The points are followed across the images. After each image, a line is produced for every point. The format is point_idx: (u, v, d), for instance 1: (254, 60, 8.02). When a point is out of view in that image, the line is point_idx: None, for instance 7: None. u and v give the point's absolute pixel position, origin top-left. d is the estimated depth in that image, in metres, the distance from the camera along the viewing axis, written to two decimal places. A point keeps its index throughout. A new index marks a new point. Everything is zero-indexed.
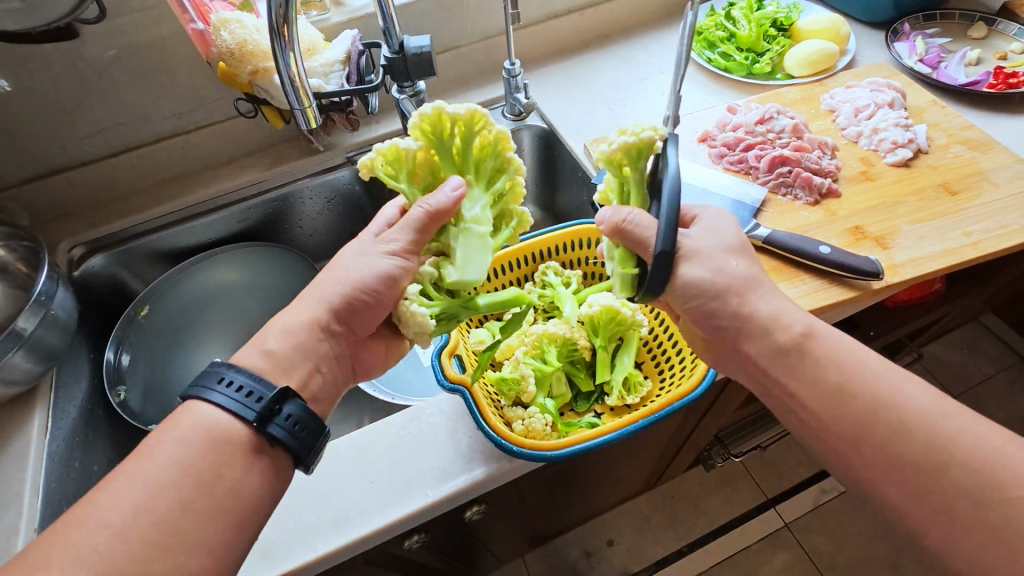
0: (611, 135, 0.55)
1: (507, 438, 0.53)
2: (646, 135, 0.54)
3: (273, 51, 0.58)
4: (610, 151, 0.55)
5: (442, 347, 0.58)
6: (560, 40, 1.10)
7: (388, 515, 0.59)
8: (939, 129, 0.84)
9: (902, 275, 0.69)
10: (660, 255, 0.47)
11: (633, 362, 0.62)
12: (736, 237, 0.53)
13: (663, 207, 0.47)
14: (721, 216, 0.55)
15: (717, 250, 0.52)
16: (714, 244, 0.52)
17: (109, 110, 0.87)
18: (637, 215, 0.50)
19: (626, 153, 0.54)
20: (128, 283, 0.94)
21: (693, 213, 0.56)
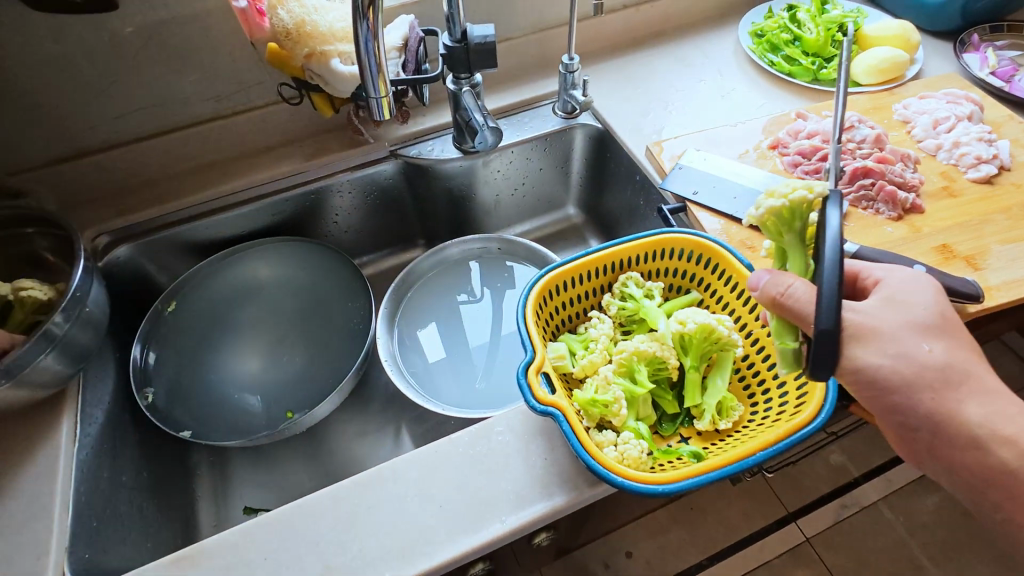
0: (756, 202, 0.57)
1: (605, 467, 0.48)
2: (797, 196, 0.55)
3: (353, 29, 0.53)
4: (759, 218, 0.57)
5: (528, 364, 0.53)
6: (613, 36, 1.06)
7: (460, 544, 0.54)
8: (1019, 145, 0.81)
9: (996, 299, 0.66)
10: (819, 333, 0.45)
11: (725, 385, 0.58)
12: (930, 309, 0.57)
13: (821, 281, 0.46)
14: (914, 284, 0.59)
15: (901, 322, 0.56)
16: (901, 316, 0.56)
17: (142, 89, 0.81)
18: (797, 286, 0.49)
19: (777, 219, 0.56)
20: (153, 276, 0.87)
21: (874, 278, 0.61)
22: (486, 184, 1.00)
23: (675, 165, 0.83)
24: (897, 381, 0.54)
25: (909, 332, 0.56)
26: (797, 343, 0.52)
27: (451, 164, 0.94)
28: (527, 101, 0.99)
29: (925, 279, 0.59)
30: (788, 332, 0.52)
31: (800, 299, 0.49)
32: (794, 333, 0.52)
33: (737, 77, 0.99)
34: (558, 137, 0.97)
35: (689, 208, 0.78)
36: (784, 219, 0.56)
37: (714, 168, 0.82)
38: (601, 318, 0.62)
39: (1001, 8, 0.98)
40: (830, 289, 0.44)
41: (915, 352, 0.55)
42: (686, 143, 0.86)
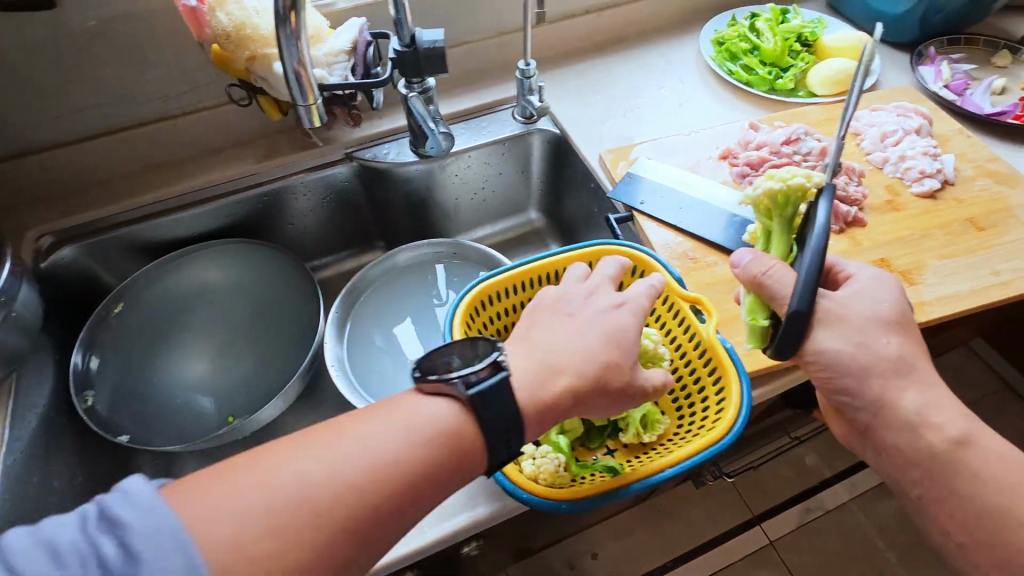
0: (759, 180, 0.59)
1: (516, 482, 0.48)
2: (795, 182, 0.57)
3: (277, 43, 0.53)
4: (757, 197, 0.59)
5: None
6: (576, 41, 1.06)
7: (382, 554, 0.54)
8: (965, 160, 0.81)
9: (928, 314, 0.66)
10: (793, 313, 0.51)
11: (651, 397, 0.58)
12: (891, 306, 0.57)
13: (802, 272, 0.51)
14: (881, 283, 0.59)
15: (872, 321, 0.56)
16: (867, 309, 0.57)
17: (87, 89, 0.80)
18: (777, 269, 0.54)
19: (772, 201, 0.58)
20: (101, 277, 0.86)
21: (846, 272, 0.61)
22: (444, 187, 1.00)
23: (625, 174, 0.83)
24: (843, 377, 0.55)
25: (858, 330, 0.55)
26: (767, 321, 0.58)
27: (408, 168, 0.94)
28: (486, 105, 0.98)
29: (891, 278, 0.60)
30: (760, 310, 0.58)
31: (777, 282, 0.54)
32: (766, 312, 0.57)
33: (697, 85, 0.99)
34: (515, 142, 0.97)
35: (636, 217, 0.78)
36: (779, 205, 0.58)
37: (663, 178, 0.82)
38: None
39: (959, 21, 0.99)
40: (810, 284, 0.50)
41: (838, 368, 0.56)
42: (638, 152, 0.86)
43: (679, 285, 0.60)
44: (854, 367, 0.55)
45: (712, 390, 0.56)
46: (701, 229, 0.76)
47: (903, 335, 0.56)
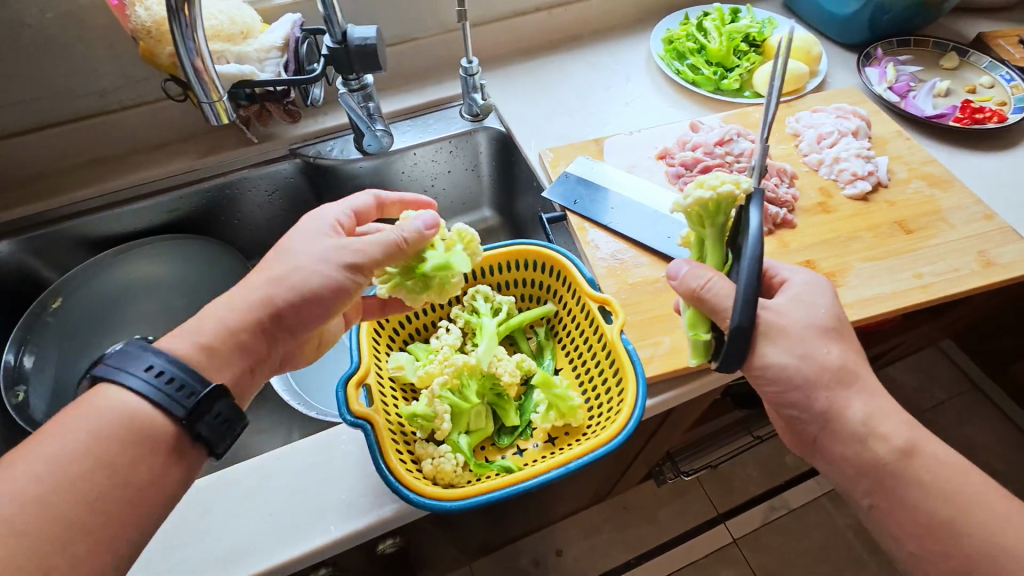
0: (687, 189, 0.57)
1: (406, 483, 0.48)
2: (723, 190, 0.55)
3: (173, 42, 0.52)
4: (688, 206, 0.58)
5: (349, 376, 0.53)
6: (526, 39, 1.05)
7: (287, 552, 0.55)
8: (900, 162, 0.82)
9: (848, 316, 0.67)
10: (736, 330, 0.50)
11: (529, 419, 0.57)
12: (827, 312, 0.57)
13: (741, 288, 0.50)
14: (816, 287, 0.58)
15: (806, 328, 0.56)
16: (805, 317, 0.56)
17: (17, 85, 0.80)
18: (716, 281, 0.53)
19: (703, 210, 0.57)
20: (40, 273, 0.86)
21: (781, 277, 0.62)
22: (391, 185, 0.99)
23: (563, 173, 0.83)
24: (795, 380, 0.55)
25: (808, 332, 0.55)
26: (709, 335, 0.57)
27: (353, 165, 0.94)
28: (433, 103, 0.98)
29: (825, 281, 0.59)
30: (700, 323, 0.57)
31: (716, 296, 0.53)
32: (706, 326, 0.57)
33: (645, 84, 0.99)
34: (462, 140, 0.97)
35: (568, 217, 0.78)
36: (711, 211, 0.57)
37: (598, 178, 0.82)
38: (448, 328, 0.63)
39: (908, 22, 0.98)
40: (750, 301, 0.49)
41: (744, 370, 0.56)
42: (578, 152, 0.86)
43: (590, 285, 0.59)
44: (797, 381, 0.55)
45: (616, 389, 0.56)
46: (631, 229, 0.76)
47: (841, 342, 0.56)
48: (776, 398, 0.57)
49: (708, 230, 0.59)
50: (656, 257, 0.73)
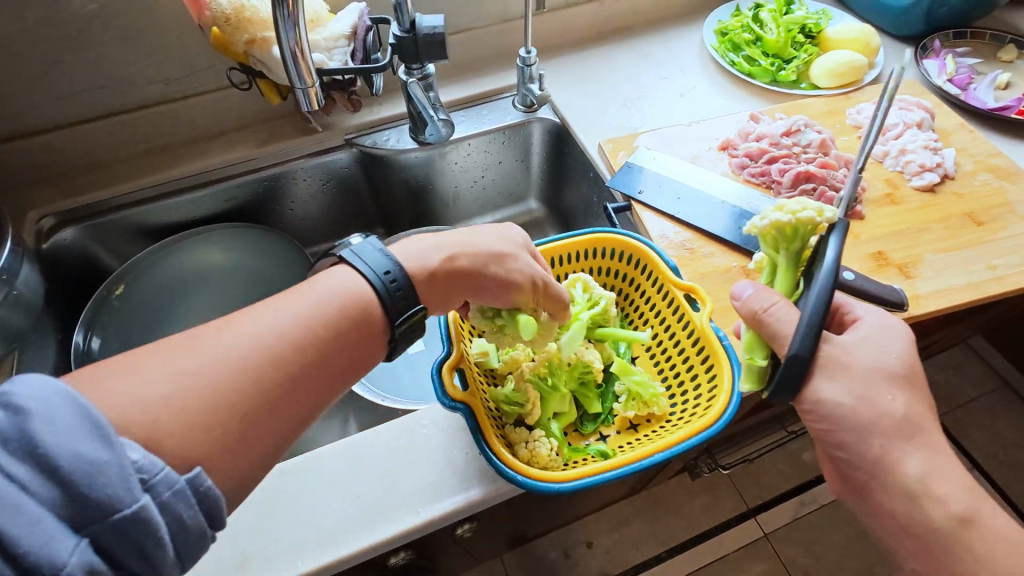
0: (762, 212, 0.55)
1: (509, 464, 0.50)
2: (805, 215, 0.51)
3: (275, 26, 0.57)
4: (762, 230, 0.55)
5: (443, 360, 0.54)
6: (580, 30, 1.05)
7: (376, 534, 0.55)
8: (966, 154, 0.81)
9: (924, 307, 0.66)
10: (793, 358, 0.47)
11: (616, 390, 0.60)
12: (900, 360, 0.52)
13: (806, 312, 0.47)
14: (889, 330, 0.54)
15: (874, 374, 0.51)
16: (871, 359, 0.52)
17: (87, 71, 0.81)
18: (781, 306, 0.50)
19: (777, 233, 0.53)
20: (102, 258, 0.87)
21: (857, 313, 0.57)
22: (444, 175, 0.99)
23: (625, 163, 0.83)
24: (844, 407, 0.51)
25: (879, 377, 0.51)
26: (765, 361, 0.52)
27: (407, 155, 0.94)
28: (487, 94, 0.98)
29: (903, 328, 0.54)
30: (759, 348, 0.52)
31: (779, 322, 0.49)
32: (764, 352, 0.52)
33: (700, 75, 0.99)
34: (515, 131, 0.96)
35: (634, 207, 0.78)
36: (789, 239, 0.54)
37: (662, 168, 0.82)
38: None
39: (966, 14, 0.98)
40: (813, 328, 0.46)
41: None
42: (638, 141, 0.86)
43: (674, 274, 0.61)
44: (851, 421, 0.51)
45: (704, 376, 0.58)
46: (699, 218, 0.75)
47: (909, 391, 0.52)
48: (824, 437, 0.53)
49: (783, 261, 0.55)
50: (724, 246, 0.73)
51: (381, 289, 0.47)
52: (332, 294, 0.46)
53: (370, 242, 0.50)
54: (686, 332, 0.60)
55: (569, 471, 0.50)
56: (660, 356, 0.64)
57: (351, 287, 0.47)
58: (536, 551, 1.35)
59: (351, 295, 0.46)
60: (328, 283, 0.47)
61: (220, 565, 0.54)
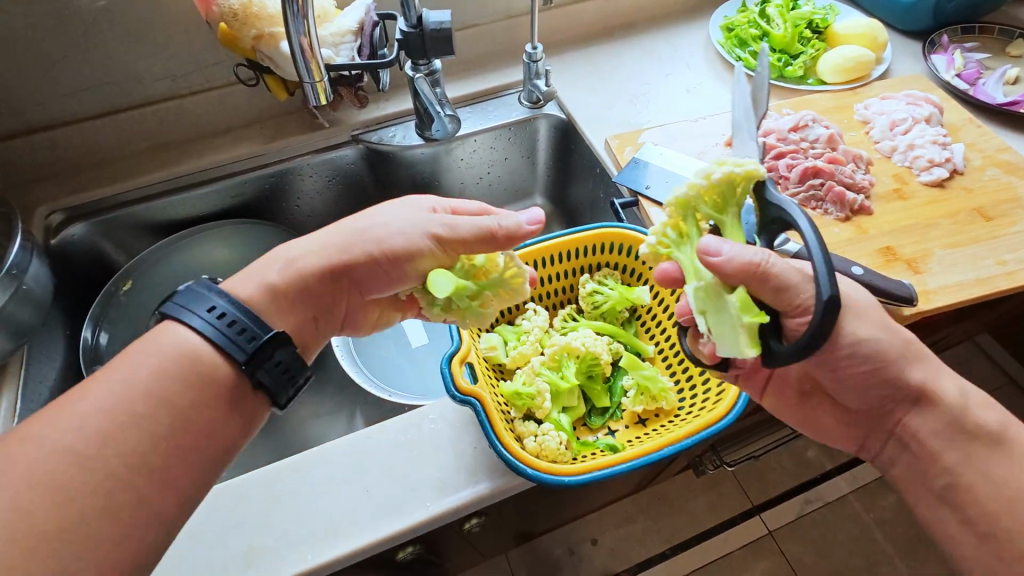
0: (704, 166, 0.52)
1: (519, 457, 0.50)
2: (749, 166, 0.51)
3: (284, 20, 0.57)
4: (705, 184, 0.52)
5: (453, 353, 0.55)
6: (586, 26, 1.05)
7: (384, 528, 0.56)
8: (974, 149, 0.81)
9: (933, 303, 0.66)
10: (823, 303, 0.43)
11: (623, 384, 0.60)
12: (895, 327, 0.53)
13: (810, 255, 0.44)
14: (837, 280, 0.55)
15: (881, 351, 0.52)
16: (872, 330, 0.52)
17: (93, 67, 0.81)
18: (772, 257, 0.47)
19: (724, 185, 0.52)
20: (110, 254, 0.87)
21: None
22: (449, 171, 0.99)
23: (631, 158, 0.83)
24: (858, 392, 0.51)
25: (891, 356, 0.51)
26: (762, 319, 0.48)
27: (412, 151, 0.94)
28: (493, 90, 0.98)
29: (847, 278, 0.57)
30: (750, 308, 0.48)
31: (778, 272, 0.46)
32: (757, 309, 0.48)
33: (707, 71, 0.98)
34: (521, 127, 0.96)
35: (640, 202, 0.78)
36: (717, 203, 0.53)
37: (669, 163, 0.81)
38: (537, 310, 0.65)
39: (974, 9, 0.97)
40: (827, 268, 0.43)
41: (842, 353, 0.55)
42: (645, 137, 0.86)
43: None
44: None
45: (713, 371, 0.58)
46: None
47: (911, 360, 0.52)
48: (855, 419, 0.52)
49: (688, 233, 0.55)
50: None
51: (227, 344, 0.46)
52: (181, 354, 0.45)
53: (197, 285, 0.48)
54: None
55: (579, 464, 0.51)
56: (668, 352, 0.65)
57: (185, 344, 0.45)
58: (540, 548, 1.35)
59: (186, 348, 0.45)
60: (173, 340, 0.45)
61: (229, 558, 0.54)
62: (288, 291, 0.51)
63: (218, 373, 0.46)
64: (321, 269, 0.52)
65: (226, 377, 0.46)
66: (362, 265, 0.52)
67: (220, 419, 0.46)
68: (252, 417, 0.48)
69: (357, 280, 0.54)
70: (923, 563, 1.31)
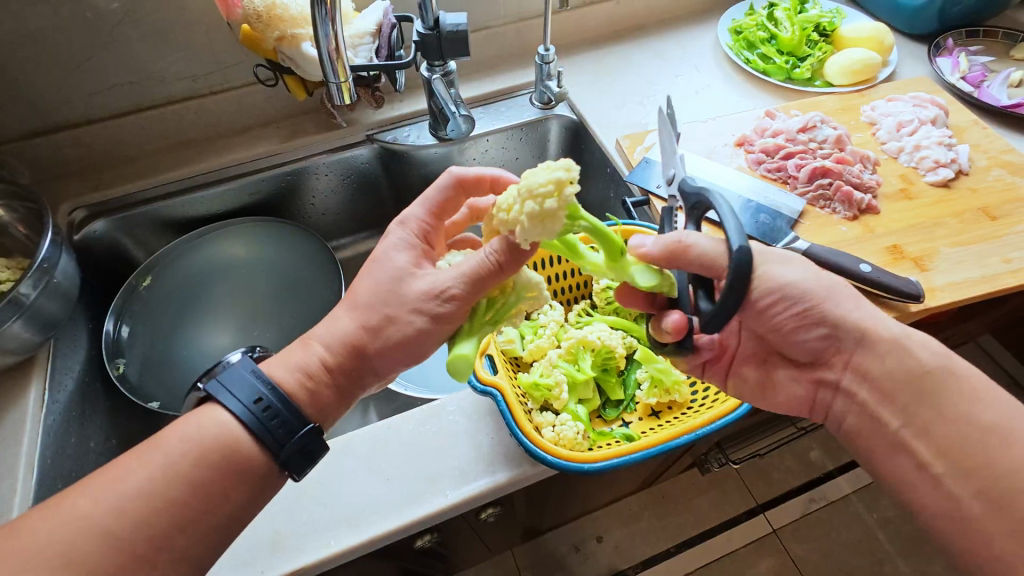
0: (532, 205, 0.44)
1: (540, 446, 0.52)
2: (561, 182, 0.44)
3: (312, 22, 0.58)
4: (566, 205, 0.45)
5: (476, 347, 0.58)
6: (595, 29, 1.07)
7: (406, 514, 0.57)
8: (979, 150, 0.82)
9: (939, 300, 0.68)
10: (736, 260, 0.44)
11: (638, 377, 0.62)
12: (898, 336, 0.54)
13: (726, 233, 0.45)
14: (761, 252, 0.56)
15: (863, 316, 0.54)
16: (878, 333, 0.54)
17: (118, 68, 0.83)
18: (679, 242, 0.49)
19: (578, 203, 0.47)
20: (130, 250, 0.89)
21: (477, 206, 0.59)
22: None
23: (642, 158, 0.84)
24: None
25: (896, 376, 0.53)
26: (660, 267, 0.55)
27: (426, 151, 0.95)
28: (506, 91, 1.00)
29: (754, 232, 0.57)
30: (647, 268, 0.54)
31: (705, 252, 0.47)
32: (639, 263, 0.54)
33: (716, 73, 1.00)
34: (533, 127, 0.98)
35: (651, 201, 0.80)
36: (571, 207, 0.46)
37: None
38: (553, 305, 0.66)
39: (979, 14, 0.99)
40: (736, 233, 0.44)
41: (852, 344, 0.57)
42: (655, 138, 0.88)
43: None
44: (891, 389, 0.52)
45: None
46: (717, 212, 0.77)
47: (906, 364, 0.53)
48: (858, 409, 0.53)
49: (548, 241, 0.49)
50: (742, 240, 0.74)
51: (254, 422, 0.48)
52: (216, 432, 0.47)
53: (237, 367, 0.49)
54: None
55: (597, 452, 0.53)
56: None
57: (217, 426, 0.47)
58: (546, 545, 1.37)
59: (220, 429, 0.47)
60: (213, 420, 0.48)
61: (255, 543, 0.56)
62: (302, 392, 0.50)
63: (242, 453, 0.47)
64: (323, 367, 0.50)
65: (251, 457, 0.48)
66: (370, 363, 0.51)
67: (249, 499, 0.48)
68: (264, 496, 0.49)
69: (354, 376, 0.52)
70: (927, 561, 1.32)
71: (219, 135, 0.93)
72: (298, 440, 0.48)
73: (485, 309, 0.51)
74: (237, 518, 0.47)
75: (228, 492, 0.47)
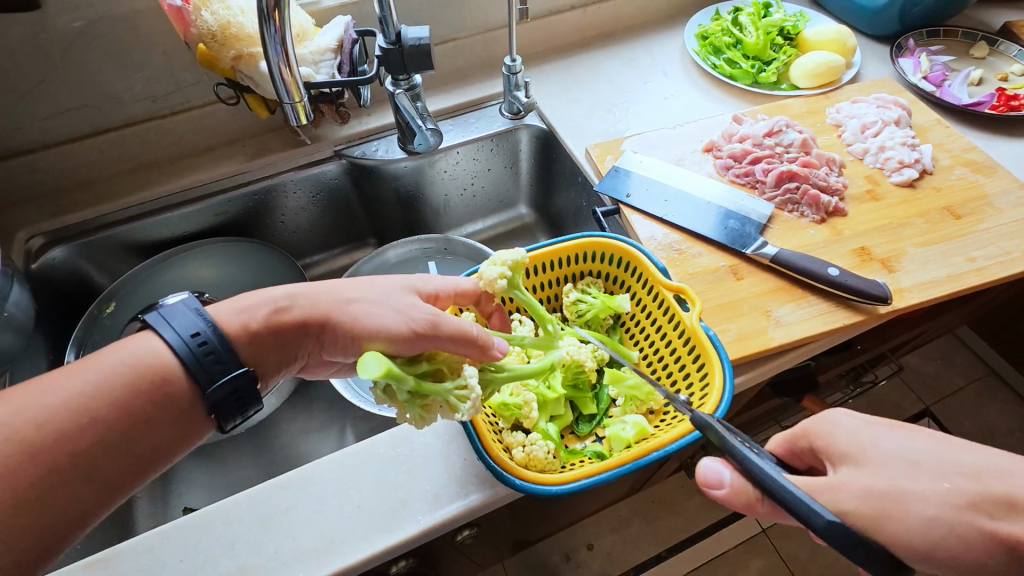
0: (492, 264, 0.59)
1: (507, 469, 0.52)
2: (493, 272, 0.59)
3: (261, 41, 0.58)
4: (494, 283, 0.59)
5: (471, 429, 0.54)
6: (563, 37, 1.06)
7: (377, 542, 0.56)
8: (942, 150, 0.83)
9: (907, 301, 0.68)
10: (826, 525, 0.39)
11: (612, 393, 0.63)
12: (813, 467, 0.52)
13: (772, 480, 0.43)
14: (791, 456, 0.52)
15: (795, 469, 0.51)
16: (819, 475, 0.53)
17: (73, 91, 0.81)
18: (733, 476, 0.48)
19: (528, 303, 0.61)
20: (92, 277, 0.87)
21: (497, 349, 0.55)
22: (433, 183, 1.00)
23: (612, 167, 0.84)
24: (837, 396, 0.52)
25: None
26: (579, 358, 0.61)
27: (396, 165, 0.94)
28: (474, 102, 0.99)
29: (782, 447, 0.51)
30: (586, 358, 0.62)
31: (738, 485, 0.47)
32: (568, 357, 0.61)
33: (685, 78, 1.00)
34: (503, 137, 0.97)
35: (621, 210, 0.79)
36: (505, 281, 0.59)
37: (646, 171, 0.83)
38: (522, 321, 0.68)
39: (937, 14, 1.00)
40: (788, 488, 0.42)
41: None
42: (625, 145, 0.87)
43: (663, 276, 0.64)
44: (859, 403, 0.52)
45: (696, 373, 0.60)
46: (686, 219, 0.76)
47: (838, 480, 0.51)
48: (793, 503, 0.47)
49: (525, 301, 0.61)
50: (713, 247, 0.74)
51: (192, 361, 0.46)
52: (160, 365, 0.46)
53: (182, 303, 0.49)
54: (677, 331, 0.63)
55: (566, 472, 0.53)
56: (654, 358, 0.67)
57: (169, 360, 0.46)
58: (536, 556, 1.35)
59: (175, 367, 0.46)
60: (148, 346, 0.47)
61: None
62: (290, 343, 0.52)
63: (173, 382, 0.46)
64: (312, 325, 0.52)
65: (179, 391, 0.46)
66: (333, 327, 0.51)
67: (157, 427, 0.45)
68: (189, 435, 0.47)
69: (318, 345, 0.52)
70: None
71: (181, 156, 0.91)
72: (237, 383, 0.47)
73: (415, 389, 0.49)
74: (164, 451, 0.46)
75: (157, 421, 0.45)
